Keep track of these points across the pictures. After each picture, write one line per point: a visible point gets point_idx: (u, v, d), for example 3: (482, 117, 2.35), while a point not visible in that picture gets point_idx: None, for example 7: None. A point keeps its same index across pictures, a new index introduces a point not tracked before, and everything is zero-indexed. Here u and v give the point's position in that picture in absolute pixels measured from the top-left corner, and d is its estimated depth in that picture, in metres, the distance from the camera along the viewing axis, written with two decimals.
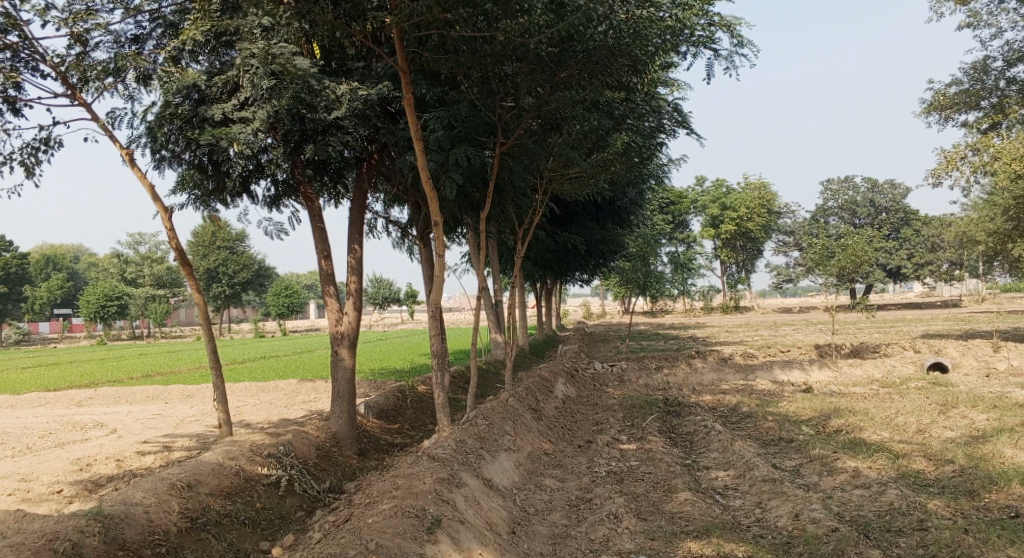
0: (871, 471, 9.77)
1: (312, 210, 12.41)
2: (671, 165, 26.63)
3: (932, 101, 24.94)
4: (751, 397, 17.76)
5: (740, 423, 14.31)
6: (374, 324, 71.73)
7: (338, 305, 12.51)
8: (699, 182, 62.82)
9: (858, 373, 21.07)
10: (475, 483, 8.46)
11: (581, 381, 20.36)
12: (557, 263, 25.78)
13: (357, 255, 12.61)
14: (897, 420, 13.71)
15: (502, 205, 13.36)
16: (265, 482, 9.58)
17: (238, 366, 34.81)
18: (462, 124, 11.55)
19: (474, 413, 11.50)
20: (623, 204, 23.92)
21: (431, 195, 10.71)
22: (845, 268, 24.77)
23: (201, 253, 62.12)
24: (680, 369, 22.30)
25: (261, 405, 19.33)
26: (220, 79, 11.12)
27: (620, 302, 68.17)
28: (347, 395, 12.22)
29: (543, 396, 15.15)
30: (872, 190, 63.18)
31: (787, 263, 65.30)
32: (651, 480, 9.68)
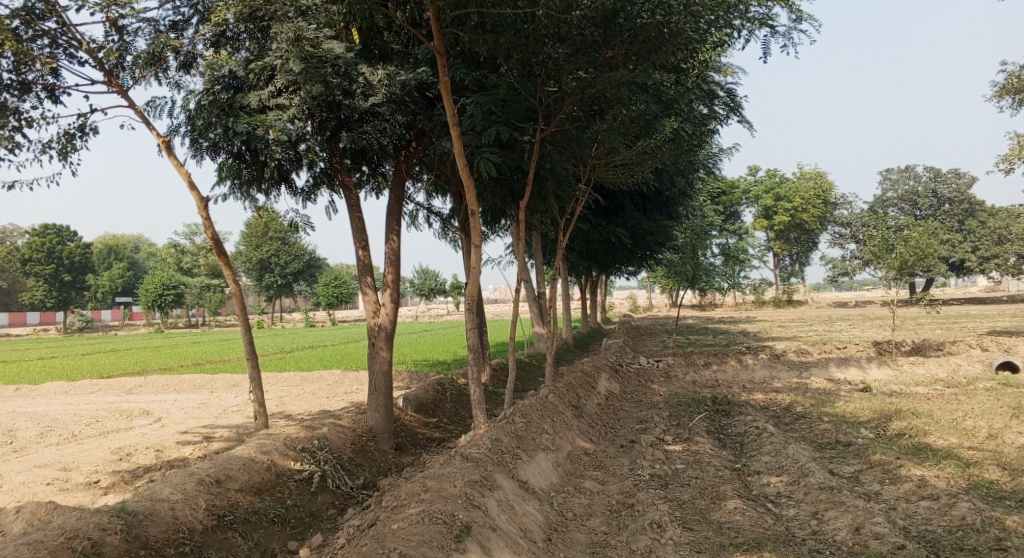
0: (939, 481, 9.08)
1: (350, 199, 12.09)
2: (721, 155, 25.78)
3: (1003, 85, 23.57)
4: (805, 396, 16.98)
5: (795, 424, 13.61)
6: (421, 315, 71.99)
7: (375, 297, 12.19)
8: (753, 172, 61.26)
9: (921, 372, 20.05)
10: (510, 485, 8.06)
11: (626, 376, 19.78)
12: (603, 255, 25.19)
13: (395, 245, 12.27)
14: (965, 424, 12.85)
15: (544, 194, 12.86)
16: (297, 478, 9.33)
17: (286, 355, 35.10)
18: (502, 109, 11.08)
19: (512, 410, 11.07)
20: (671, 194, 23.12)
21: (469, 182, 10.30)
22: (907, 261, 23.66)
23: (253, 243, 63.00)
24: (730, 365, 21.55)
25: (303, 396, 19.25)
26: (255, 65, 10.85)
27: (669, 294, 67.11)
28: (384, 388, 11.90)
29: (586, 393, 14.64)
30: (934, 180, 60.81)
31: (843, 255, 63.34)
32: (698, 485, 9.14)
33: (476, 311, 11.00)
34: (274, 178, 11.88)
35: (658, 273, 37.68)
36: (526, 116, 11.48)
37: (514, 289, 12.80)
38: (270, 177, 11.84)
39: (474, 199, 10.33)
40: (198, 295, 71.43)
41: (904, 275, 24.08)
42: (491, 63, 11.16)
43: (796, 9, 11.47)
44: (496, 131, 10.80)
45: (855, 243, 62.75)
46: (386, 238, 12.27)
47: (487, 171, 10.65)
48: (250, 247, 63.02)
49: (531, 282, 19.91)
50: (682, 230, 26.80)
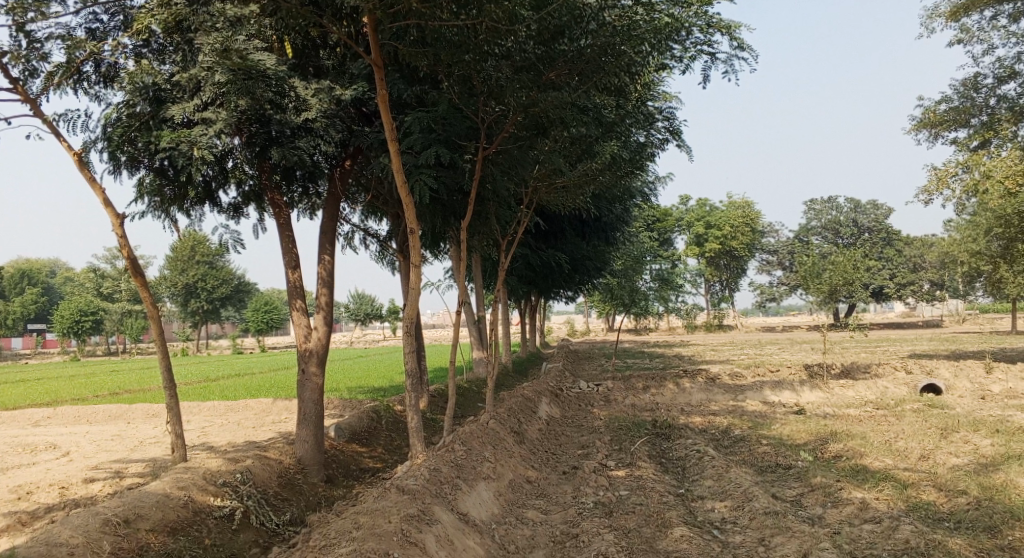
0: (880, 503, 9.07)
1: (280, 218, 11.55)
2: (657, 181, 26.06)
3: (922, 118, 24.53)
4: (742, 419, 17.03)
5: (734, 447, 13.57)
6: (354, 341, 70.63)
7: (306, 320, 11.64)
8: (684, 200, 62.55)
9: (851, 395, 20.44)
10: (449, 518, 7.65)
11: (565, 401, 19.53)
12: (541, 279, 25.04)
13: (327, 265, 11.77)
14: (898, 446, 13.01)
15: (484, 215, 12.56)
16: (217, 515, 8.69)
17: (212, 383, 33.70)
18: (441, 126, 10.77)
19: (451, 438, 10.64)
20: (609, 220, 23.11)
21: (406, 200, 9.93)
22: (836, 286, 24.24)
23: (179, 268, 60.82)
24: (667, 390, 21.56)
25: (228, 426, 18.36)
26: (180, 77, 10.18)
27: (604, 319, 67.61)
28: (314, 417, 11.34)
29: (525, 418, 14.31)
30: (854, 210, 63.23)
31: (770, 281, 65.06)
32: (643, 513, 8.91)
33: (413, 334, 10.56)
34: (198, 197, 11.14)
35: (594, 298, 37.81)
36: (467, 135, 11.20)
37: (453, 312, 12.41)
38: (194, 196, 11.09)
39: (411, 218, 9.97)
40: (119, 321, 68.46)
41: (832, 299, 24.65)
42: (431, 79, 10.88)
43: (736, 37, 11.55)
44: (436, 149, 10.47)
45: (782, 269, 64.54)
46: (318, 258, 11.76)
47: (425, 189, 10.30)
48: (175, 272, 60.85)
49: (468, 305, 19.56)
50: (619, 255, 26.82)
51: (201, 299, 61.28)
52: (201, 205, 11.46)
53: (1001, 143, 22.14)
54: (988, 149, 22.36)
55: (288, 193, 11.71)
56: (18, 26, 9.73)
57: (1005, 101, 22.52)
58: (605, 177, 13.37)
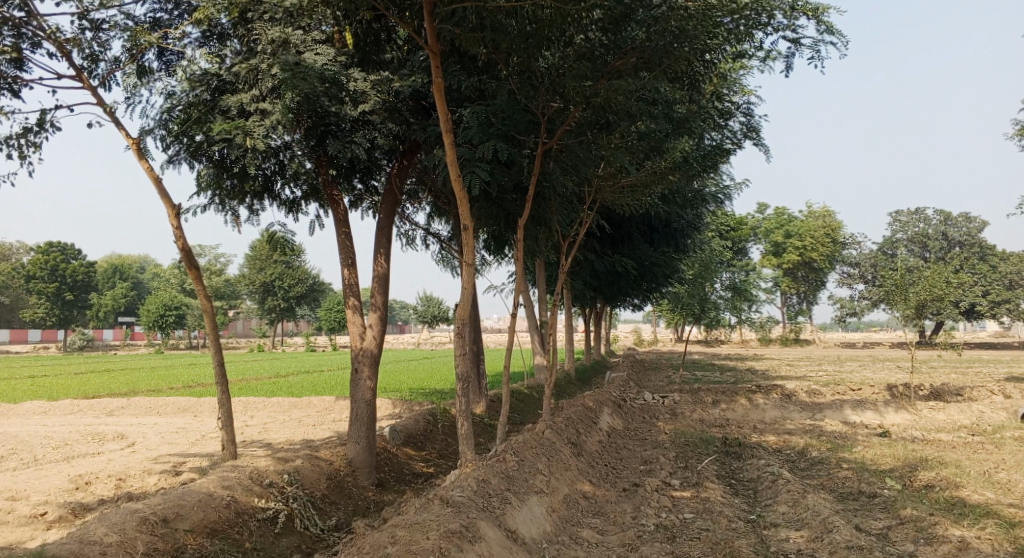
0: (981, 544, 8.11)
1: (336, 213, 11.19)
2: (733, 187, 25.01)
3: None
4: (820, 439, 15.95)
5: (811, 471, 12.60)
6: (424, 343, 71.07)
7: (361, 319, 11.33)
8: (762, 210, 60.62)
9: (941, 418, 19.02)
10: (496, 535, 7.10)
11: (630, 412, 18.75)
12: (607, 286, 24.29)
13: (383, 263, 11.40)
14: (997, 478, 11.81)
15: (545, 214, 11.99)
16: (260, 517, 8.34)
17: (281, 380, 34.12)
18: (501, 120, 10.29)
19: (502, 447, 10.09)
20: (678, 226, 22.18)
21: (461, 194, 9.47)
22: (926, 301, 22.70)
23: (257, 267, 62.29)
24: (739, 405, 20.51)
25: (289, 424, 18.28)
26: (240, 68, 9.98)
27: (674, 329, 66.08)
28: (366, 418, 10.97)
29: (585, 429, 13.65)
30: (945, 223, 60.10)
31: (851, 295, 62.38)
32: (708, 539, 8.18)
33: (467, 335, 9.98)
34: (255, 190, 10.99)
35: (663, 307, 36.69)
36: (528, 129, 10.67)
37: (511, 315, 11.84)
38: (251, 188, 10.96)
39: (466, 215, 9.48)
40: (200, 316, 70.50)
41: (922, 315, 23.09)
42: (492, 69, 10.40)
43: (824, 22, 10.61)
44: (494, 142, 9.97)
45: (864, 283, 61.80)
46: (373, 256, 11.39)
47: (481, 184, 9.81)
48: (253, 270, 62.38)
49: (532, 310, 18.98)
50: (690, 263, 25.82)
51: (277, 297, 62.65)
52: (260, 199, 11.27)
53: None
54: None
55: (346, 188, 11.39)
56: (83, 13, 9.68)
57: None
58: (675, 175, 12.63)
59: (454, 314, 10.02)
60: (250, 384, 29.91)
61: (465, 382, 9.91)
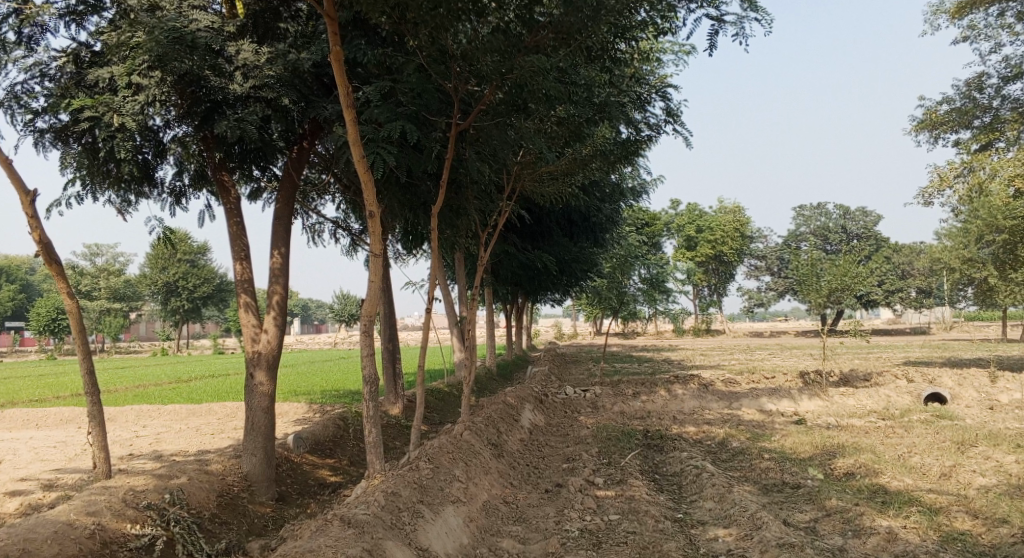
0: (910, 534, 7.89)
1: (226, 201, 10.16)
2: (648, 180, 24.89)
3: (922, 120, 23.46)
4: (739, 430, 15.82)
5: (733, 462, 12.34)
6: (339, 342, 69.11)
7: (256, 319, 10.38)
8: (674, 204, 61.58)
9: (852, 404, 19.31)
10: (404, 556, 6.56)
11: (550, 407, 18.27)
12: (527, 281, 23.76)
13: (279, 259, 10.41)
14: (912, 463, 11.82)
15: (459, 201, 11.31)
16: (133, 546, 7.59)
17: (183, 385, 32.22)
18: (411, 98, 9.59)
19: (417, 454, 9.31)
20: (597, 220, 21.84)
21: (365, 178, 8.68)
22: (836, 291, 23.03)
23: (160, 266, 58.99)
24: (658, 396, 20.31)
25: (185, 432, 16.97)
26: (106, 36, 9.04)
27: (592, 323, 66.43)
28: (264, 428, 10.08)
29: (506, 428, 13.06)
30: (844, 216, 62.54)
31: (759, 286, 64.14)
32: (636, 544, 7.65)
33: (375, 333, 8.92)
34: (134, 176, 10.03)
35: (581, 301, 36.53)
36: (439, 109, 9.99)
37: (426, 312, 10.95)
38: (129, 174, 10.00)
39: (371, 201, 8.72)
40: (97, 320, 66.32)
41: (831, 305, 23.45)
42: (399, 42, 9.61)
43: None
44: (400, 122, 9.24)
45: (771, 275, 63.60)
46: (269, 249, 10.41)
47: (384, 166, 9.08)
48: (156, 269, 59.06)
49: (450, 306, 18.20)
50: (608, 258, 25.55)
51: (181, 298, 59.51)
52: (140, 187, 10.31)
53: (1008, 144, 21.01)
54: (991, 151, 21.18)
55: (238, 172, 10.39)
56: None
57: (1009, 99, 21.37)
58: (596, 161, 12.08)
59: (361, 312, 8.96)
60: (148, 391, 28.03)
61: (372, 382, 8.86)
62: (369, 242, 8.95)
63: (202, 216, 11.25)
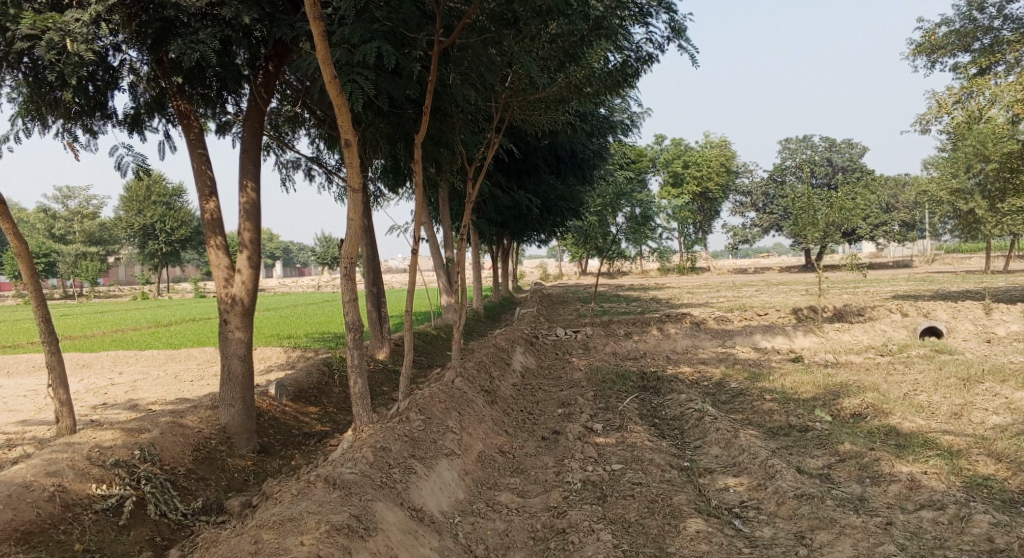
0: (932, 480, 7.46)
1: (186, 129, 9.36)
2: (637, 113, 23.90)
3: (920, 42, 22.55)
4: (736, 369, 15.39)
5: (734, 404, 11.88)
6: (322, 284, 68.27)
7: (228, 262, 9.65)
8: (659, 140, 60.43)
9: (848, 340, 18.96)
10: (397, 520, 6.00)
11: (541, 349, 17.79)
12: (513, 221, 22.93)
13: (249, 195, 9.59)
14: (919, 401, 11.40)
15: (444, 130, 10.52)
16: (99, 507, 7.02)
17: (163, 330, 31.45)
18: (386, 14, 8.69)
19: (406, 403, 8.71)
20: (586, 156, 20.95)
21: (337, 103, 7.90)
22: (832, 226, 22.25)
23: (136, 209, 57.44)
24: (650, 335, 19.85)
25: (162, 380, 16.33)
26: None
27: (578, 262, 65.93)
28: (239, 377, 9.49)
29: (497, 373, 12.52)
30: (830, 149, 61.80)
31: (744, 223, 63.66)
32: (644, 496, 7.14)
33: (357, 276, 8.20)
34: (85, 104, 9.18)
35: (568, 239, 35.82)
36: (420, 27, 9.09)
37: (412, 254, 10.20)
38: (79, 103, 9.18)
39: (347, 129, 7.90)
40: (73, 264, 64.86)
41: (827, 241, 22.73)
42: None
43: None
44: (376, 43, 8.40)
45: (756, 211, 63.11)
46: (238, 185, 9.59)
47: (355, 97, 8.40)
48: (131, 212, 57.48)
49: (436, 248, 17.48)
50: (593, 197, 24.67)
51: (158, 241, 58.07)
52: (92, 118, 9.48)
53: (1009, 67, 20.26)
54: (991, 75, 20.42)
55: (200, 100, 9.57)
56: None
57: (1011, 20, 20.52)
58: (590, 86, 11.21)
59: (341, 253, 8.18)
60: (126, 338, 27.26)
61: (353, 327, 8.16)
62: (347, 174, 8.15)
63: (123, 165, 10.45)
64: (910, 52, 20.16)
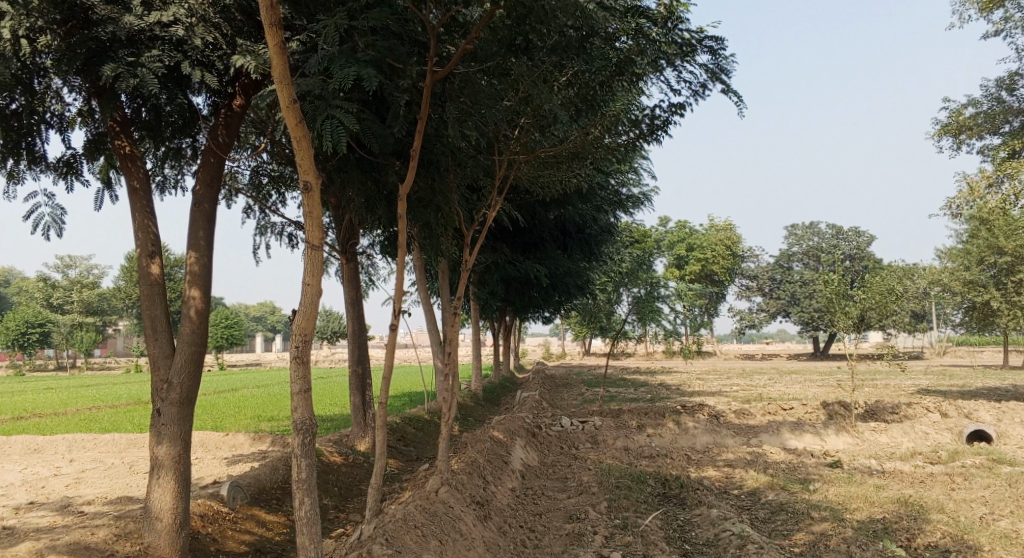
0: None
1: (129, 176, 7.86)
2: (650, 192, 22.44)
3: (947, 124, 21.14)
4: (768, 475, 13.30)
5: (776, 523, 9.90)
6: (322, 361, 66.41)
7: (169, 339, 7.89)
8: (663, 222, 59.42)
9: (885, 442, 16.89)
10: None
11: (545, 442, 15.78)
12: (517, 298, 21.28)
13: (196, 258, 7.92)
14: (1001, 528, 9.38)
15: (439, 190, 9.12)
16: None
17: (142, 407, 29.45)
18: (369, 42, 7.36)
19: (374, 528, 6.85)
20: (593, 232, 19.25)
21: (297, 129, 6.31)
22: (868, 311, 19.81)
23: (132, 280, 56.06)
24: (666, 429, 17.80)
25: (115, 470, 14.44)
26: None
27: (581, 342, 64.15)
28: (172, 483, 7.64)
29: (493, 476, 10.60)
30: (837, 237, 60.41)
31: (750, 308, 61.91)
32: None
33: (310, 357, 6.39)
34: (7, 144, 7.77)
35: (574, 320, 34.02)
36: (409, 56, 7.71)
37: (390, 334, 8.46)
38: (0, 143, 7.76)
39: (305, 167, 6.27)
40: (69, 334, 63.17)
41: (859, 330, 20.21)
42: None
43: None
44: (354, 68, 6.98)
45: (762, 296, 61.36)
46: (187, 244, 7.91)
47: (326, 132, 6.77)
48: (128, 284, 56.02)
49: (432, 323, 15.68)
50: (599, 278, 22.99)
51: None
52: (15, 161, 8.04)
53: None
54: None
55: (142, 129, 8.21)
56: None
57: None
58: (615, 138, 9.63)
59: (293, 331, 6.49)
60: (98, 417, 25.30)
61: (306, 429, 6.40)
62: (306, 231, 6.47)
63: (44, 225, 9.11)
64: (934, 135, 18.67)
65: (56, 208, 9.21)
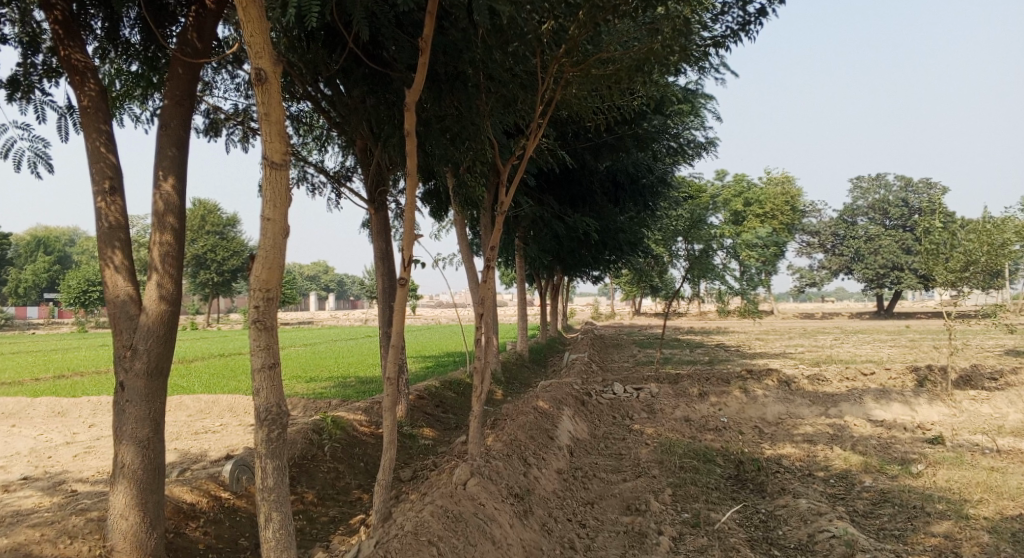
0: None
1: (78, 90, 6.45)
2: (710, 146, 20.18)
3: None
4: (857, 453, 11.43)
5: (886, 519, 8.13)
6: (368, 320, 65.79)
7: (132, 295, 6.43)
8: (720, 176, 56.41)
9: (988, 414, 14.72)
10: None
11: (596, 410, 14.15)
12: (566, 254, 19.53)
13: (165, 196, 6.41)
14: None
15: (465, 116, 7.86)
16: None
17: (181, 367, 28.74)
18: None
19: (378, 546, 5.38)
20: (649, 182, 17.14)
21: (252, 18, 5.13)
22: (974, 261, 16.29)
23: None
24: (733, 397, 15.97)
25: None
26: None
27: (631, 300, 61.98)
28: (141, 472, 6.24)
29: (536, 455, 9.03)
30: (905, 190, 56.09)
31: (811, 265, 58.78)
32: None
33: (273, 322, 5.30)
34: None
35: (625, 278, 32.06)
36: None
37: (399, 288, 6.97)
38: None
39: (254, 54, 5.13)
40: None
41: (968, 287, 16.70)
42: None
43: None
44: None
45: (824, 253, 58.24)
46: (153, 176, 6.43)
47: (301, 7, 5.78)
48: None
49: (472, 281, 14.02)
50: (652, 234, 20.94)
51: (210, 272, 50.79)
52: None
53: None
54: None
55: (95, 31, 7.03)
56: None
57: None
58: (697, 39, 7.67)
59: (251, 283, 5.34)
60: None
61: (272, 421, 5.41)
62: (264, 143, 5.27)
63: (28, 162, 7.80)
64: None
65: (36, 142, 7.90)
